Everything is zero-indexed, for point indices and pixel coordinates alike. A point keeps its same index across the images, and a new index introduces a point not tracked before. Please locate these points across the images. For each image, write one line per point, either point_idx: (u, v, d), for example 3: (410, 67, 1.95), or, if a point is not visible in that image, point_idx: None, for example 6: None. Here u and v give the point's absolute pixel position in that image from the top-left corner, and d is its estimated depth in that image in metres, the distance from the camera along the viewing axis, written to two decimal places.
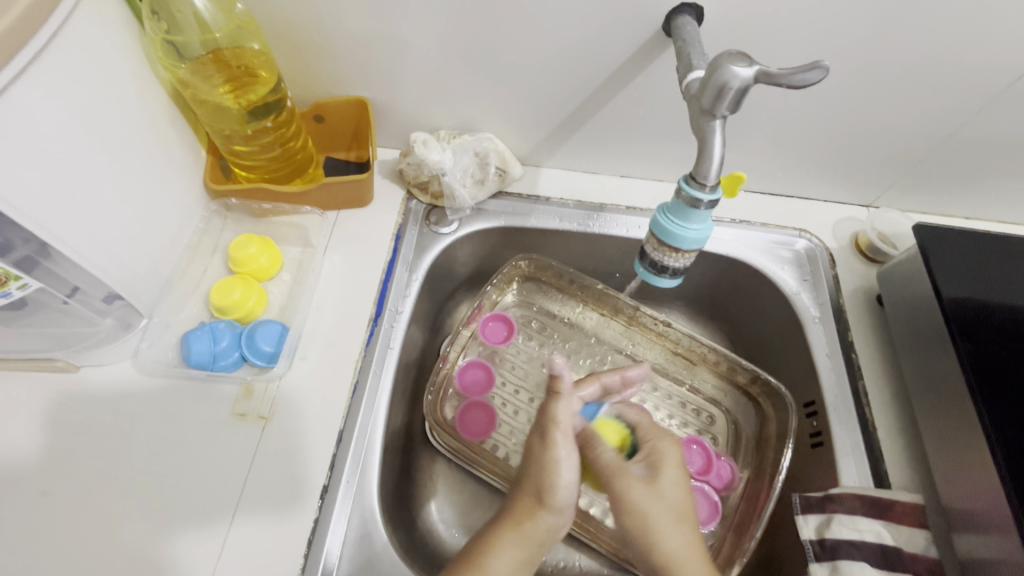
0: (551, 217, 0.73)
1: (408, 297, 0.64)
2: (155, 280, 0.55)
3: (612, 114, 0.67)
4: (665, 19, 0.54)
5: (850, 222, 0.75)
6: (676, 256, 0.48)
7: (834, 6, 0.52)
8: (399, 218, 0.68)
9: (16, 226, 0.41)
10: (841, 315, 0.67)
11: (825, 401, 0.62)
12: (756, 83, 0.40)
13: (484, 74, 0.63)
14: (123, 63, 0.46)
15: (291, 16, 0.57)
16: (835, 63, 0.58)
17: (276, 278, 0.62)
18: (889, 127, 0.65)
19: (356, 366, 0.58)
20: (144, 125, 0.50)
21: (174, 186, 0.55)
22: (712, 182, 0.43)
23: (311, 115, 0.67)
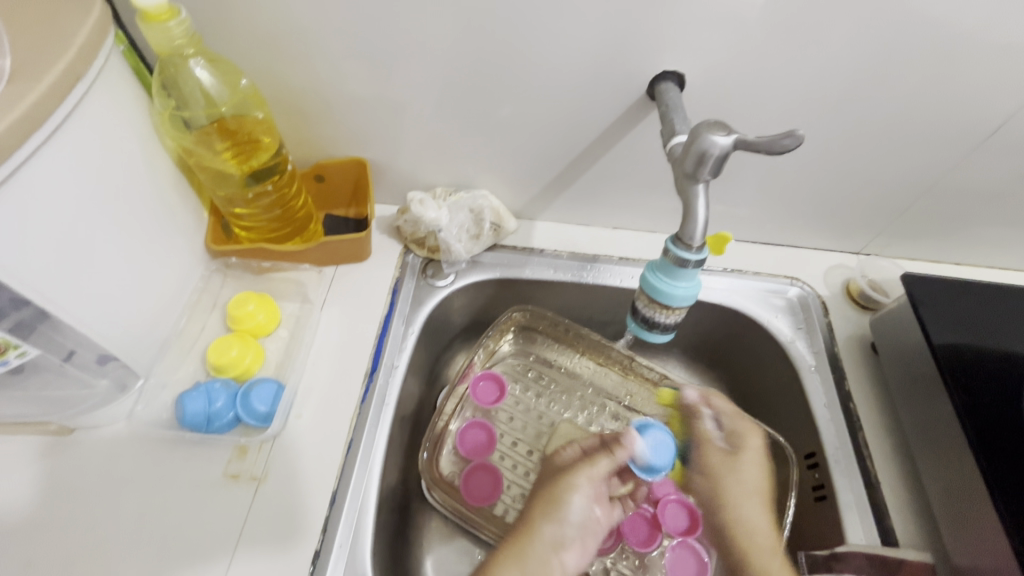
0: (545, 268, 0.74)
1: (404, 351, 0.64)
2: (152, 339, 0.55)
3: (603, 169, 0.69)
4: (649, 85, 0.58)
5: (841, 269, 0.76)
6: (666, 313, 0.48)
7: (806, 68, 0.56)
8: (396, 272, 0.69)
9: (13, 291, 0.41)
10: (837, 364, 0.67)
11: (825, 452, 0.61)
12: (735, 150, 0.41)
13: (479, 135, 0.66)
14: (131, 136, 0.48)
15: (295, 86, 0.60)
16: (812, 117, 0.61)
17: (273, 335, 0.63)
18: (870, 178, 0.67)
19: (352, 423, 0.58)
20: (149, 190, 0.51)
21: (177, 247, 0.57)
22: (698, 242, 0.44)
23: (312, 175, 0.70)
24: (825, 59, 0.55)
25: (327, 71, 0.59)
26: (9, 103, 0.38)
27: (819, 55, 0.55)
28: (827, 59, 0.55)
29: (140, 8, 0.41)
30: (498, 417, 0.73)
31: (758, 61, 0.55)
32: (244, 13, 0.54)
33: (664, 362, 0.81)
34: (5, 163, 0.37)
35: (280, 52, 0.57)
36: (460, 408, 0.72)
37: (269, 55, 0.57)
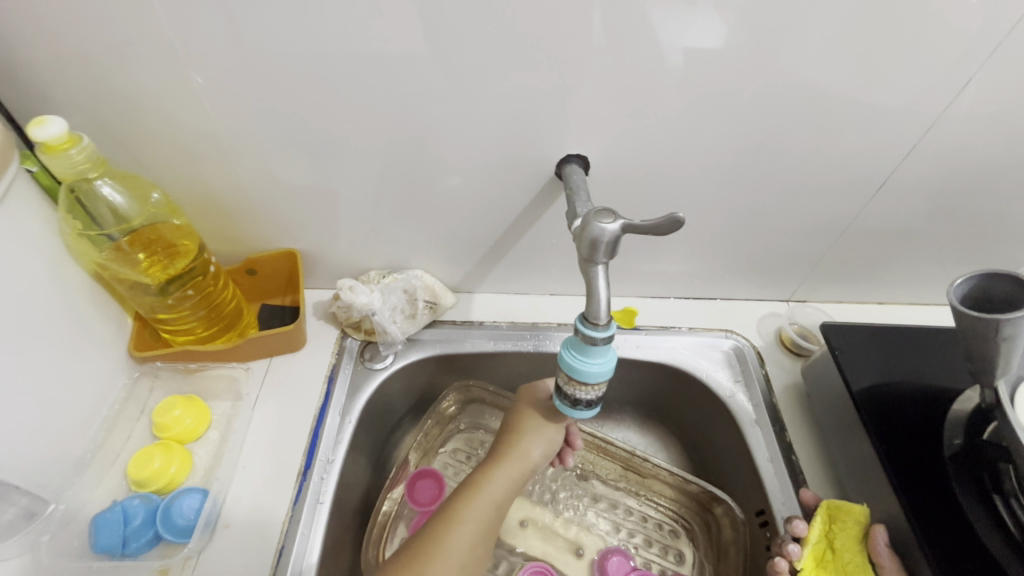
0: (485, 340, 0.74)
1: (341, 443, 0.63)
2: (65, 460, 0.53)
3: (531, 240, 0.71)
4: (556, 166, 0.62)
5: (773, 317, 0.79)
6: (586, 389, 0.48)
7: (698, 140, 0.60)
8: (333, 358, 0.69)
9: None
10: (776, 414, 0.68)
11: (773, 509, 0.61)
12: (624, 234, 0.43)
13: (407, 219, 0.68)
14: (37, 260, 0.48)
15: (218, 188, 0.62)
16: (715, 182, 0.65)
17: (202, 438, 0.61)
18: (783, 231, 0.71)
19: (283, 528, 0.55)
20: (58, 308, 0.51)
21: (91, 360, 0.56)
22: (604, 319, 0.45)
23: (243, 270, 0.70)
24: (717, 129, 0.59)
25: (247, 171, 0.61)
26: None
27: (710, 126, 0.59)
28: (718, 129, 0.59)
29: (40, 141, 0.43)
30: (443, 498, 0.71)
31: (655, 134, 0.59)
32: (159, 128, 0.56)
33: (616, 422, 0.81)
34: None
35: (199, 160, 0.59)
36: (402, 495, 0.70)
37: (187, 163, 0.59)
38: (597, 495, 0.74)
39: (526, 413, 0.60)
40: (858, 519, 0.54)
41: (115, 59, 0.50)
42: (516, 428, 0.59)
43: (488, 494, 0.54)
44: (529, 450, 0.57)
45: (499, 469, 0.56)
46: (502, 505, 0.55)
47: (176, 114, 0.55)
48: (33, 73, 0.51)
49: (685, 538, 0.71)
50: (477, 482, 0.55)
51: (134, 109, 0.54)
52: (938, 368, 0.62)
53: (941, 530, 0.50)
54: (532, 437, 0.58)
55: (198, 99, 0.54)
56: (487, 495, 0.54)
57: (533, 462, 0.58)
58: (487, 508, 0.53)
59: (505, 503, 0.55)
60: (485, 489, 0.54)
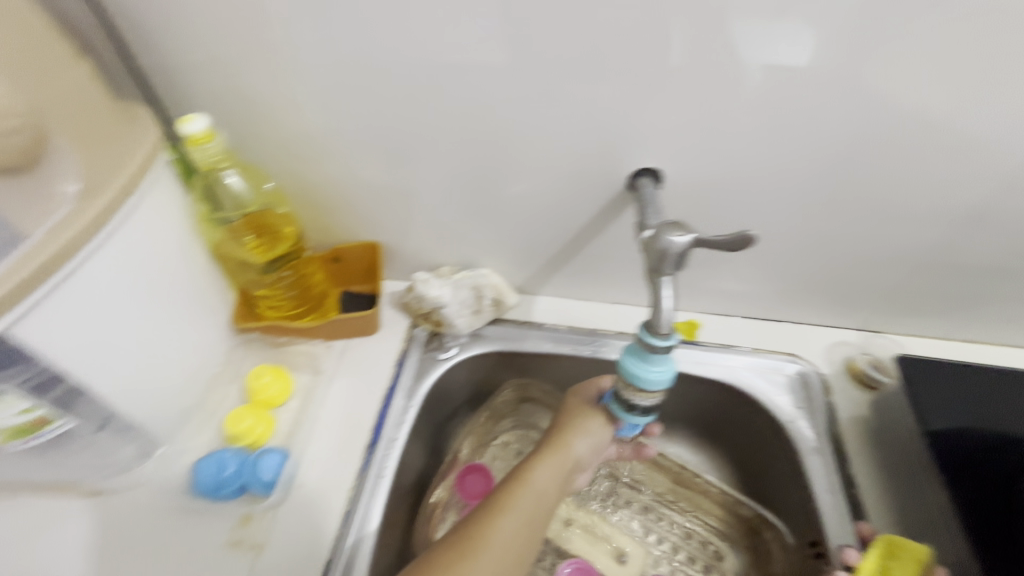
0: (544, 341, 0.77)
1: (404, 424, 0.67)
2: (175, 411, 0.61)
3: (596, 248, 0.73)
4: (630, 178, 0.63)
5: (843, 345, 0.76)
6: (643, 396, 0.50)
7: (776, 161, 0.60)
8: (402, 345, 0.74)
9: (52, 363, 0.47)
10: (839, 444, 0.65)
11: (828, 541, 0.59)
12: (695, 248, 0.45)
13: (480, 220, 0.72)
14: (171, 236, 0.56)
15: (317, 181, 0.69)
16: (789, 204, 0.64)
17: (285, 405, 0.68)
18: (862, 257, 0.68)
19: (349, 495, 0.60)
20: (181, 276, 0.58)
21: (203, 326, 0.63)
22: (666, 328, 0.47)
23: (330, 257, 0.77)
24: (795, 151, 0.59)
25: (342, 168, 0.67)
26: (73, 218, 0.45)
27: (788, 148, 0.59)
28: (796, 150, 0.59)
29: (185, 135, 0.50)
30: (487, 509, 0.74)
31: (730, 152, 0.60)
32: (272, 126, 0.63)
33: (667, 436, 0.81)
34: (59, 272, 0.44)
35: (303, 155, 0.66)
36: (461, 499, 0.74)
37: (295, 157, 0.66)
38: (644, 507, 0.74)
39: (573, 412, 0.63)
40: (916, 556, 0.52)
41: (245, 66, 0.58)
42: (563, 424, 0.62)
43: (534, 485, 0.57)
44: (574, 445, 0.60)
45: (545, 461, 0.59)
46: (548, 497, 0.57)
47: (289, 116, 0.62)
48: (178, 78, 0.59)
49: (729, 561, 0.70)
50: (523, 472, 0.58)
51: (254, 109, 0.61)
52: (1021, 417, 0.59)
53: None
54: (577, 432, 0.61)
55: (308, 102, 0.60)
56: (532, 485, 0.56)
57: (579, 457, 0.61)
58: (532, 497, 0.56)
59: (552, 495, 0.58)
60: (531, 479, 0.57)
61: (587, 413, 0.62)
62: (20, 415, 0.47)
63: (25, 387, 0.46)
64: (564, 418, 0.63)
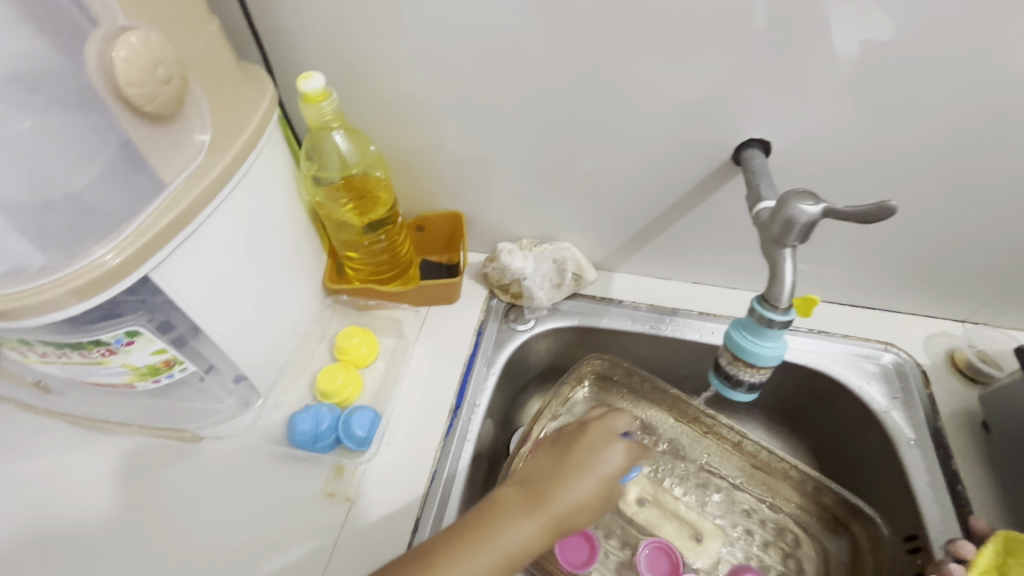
0: (623, 318, 0.76)
1: (485, 390, 0.68)
2: (275, 364, 0.64)
3: (684, 227, 0.71)
4: (733, 152, 0.61)
5: (943, 337, 0.72)
6: (752, 371, 0.49)
7: (897, 137, 0.56)
8: (482, 315, 0.75)
9: (179, 309, 0.49)
10: (941, 439, 0.62)
11: (929, 535, 0.57)
12: (824, 218, 0.43)
13: (567, 193, 0.71)
14: (280, 194, 0.58)
15: (408, 148, 0.70)
16: (903, 185, 0.60)
17: (371, 366, 0.69)
18: (977, 244, 0.64)
19: (435, 455, 0.62)
20: (286, 233, 0.60)
21: (301, 285, 0.65)
22: (785, 303, 0.45)
23: (413, 225, 0.78)
24: (923, 125, 0.55)
25: (435, 135, 0.67)
26: (205, 169, 0.46)
27: (915, 122, 0.55)
28: (924, 124, 0.55)
29: (304, 92, 0.51)
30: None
31: (850, 125, 0.56)
32: (372, 91, 0.64)
33: (743, 422, 0.79)
34: (193, 222, 0.46)
35: (399, 121, 0.66)
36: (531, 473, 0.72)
37: (390, 123, 0.67)
38: (717, 490, 0.73)
39: (563, 453, 0.52)
40: None
41: (351, 29, 0.58)
42: (551, 472, 0.50)
43: (501, 546, 0.44)
44: (561, 499, 0.48)
45: (522, 517, 0.46)
46: (519, 560, 0.45)
47: (390, 81, 0.62)
48: (286, 39, 0.60)
49: (808, 552, 0.67)
50: (488, 526, 0.45)
51: (357, 73, 0.62)
52: None
53: None
54: (568, 479, 0.49)
55: (410, 67, 0.61)
56: (497, 545, 0.44)
57: (565, 512, 0.48)
58: (493, 558, 0.44)
59: (518, 562, 0.45)
60: (497, 537, 0.45)
61: (585, 452, 0.52)
62: (152, 355, 0.49)
63: (153, 326, 0.48)
64: (556, 460, 0.51)
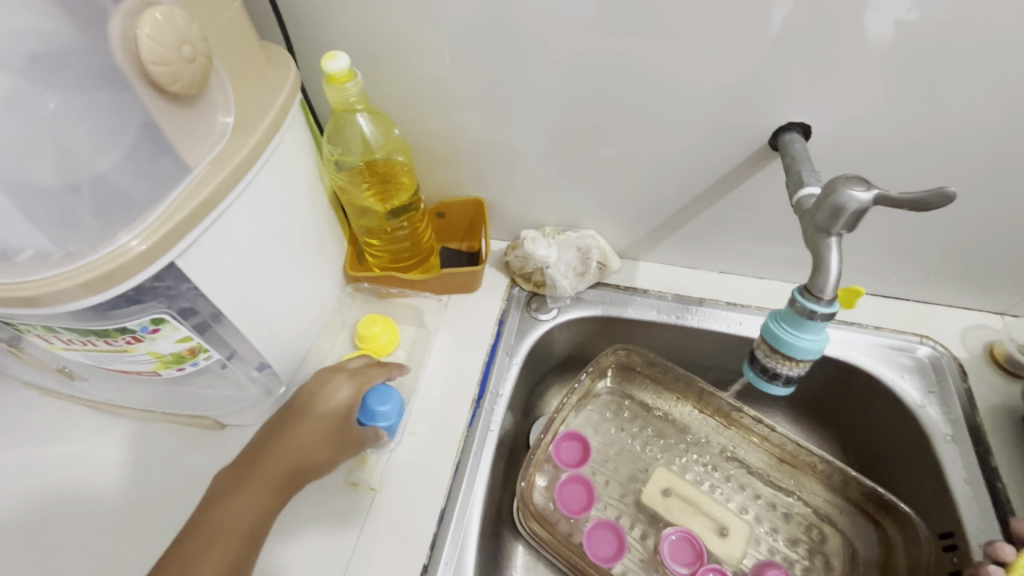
0: (648, 309, 0.74)
1: (508, 380, 0.67)
2: (296, 353, 0.63)
3: (714, 214, 0.69)
4: (770, 136, 0.58)
5: (981, 329, 0.69)
6: (790, 364, 0.47)
7: (947, 121, 0.53)
8: (503, 304, 0.73)
9: (201, 296, 0.48)
10: (979, 435, 0.60)
11: (966, 533, 0.55)
12: (875, 205, 0.41)
13: (594, 179, 0.69)
14: (302, 179, 0.56)
15: (431, 132, 0.68)
16: (950, 171, 0.57)
17: (393, 355, 0.68)
18: (1023, 234, 0.61)
19: (459, 446, 0.61)
20: (308, 220, 0.59)
21: (322, 273, 0.64)
22: (830, 295, 0.43)
23: (434, 212, 0.77)
24: (975, 108, 0.52)
25: (458, 119, 0.65)
26: (228, 153, 0.45)
27: (967, 105, 0.52)
28: (976, 107, 0.52)
29: (328, 73, 0.49)
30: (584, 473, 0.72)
31: (896, 108, 0.53)
32: (394, 73, 0.62)
33: (769, 414, 0.77)
34: (216, 209, 0.45)
35: (421, 105, 0.65)
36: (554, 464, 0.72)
37: (412, 106, 0.65)
38: (742, 483, 0.71)
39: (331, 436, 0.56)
40: None
41: (373, 7, 0.56)
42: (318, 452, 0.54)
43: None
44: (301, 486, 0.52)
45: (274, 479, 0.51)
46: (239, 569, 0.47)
47: (413, 63, 0.60)
48: (306, 18, 0.58)
49: (835, 546, 0.66)
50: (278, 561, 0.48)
51: (378, 54, 0.60)
52: None
53: None
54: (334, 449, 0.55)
55: (435, 47, 0.58)
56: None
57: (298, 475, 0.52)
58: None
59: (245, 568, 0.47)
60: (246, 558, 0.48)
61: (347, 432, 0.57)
62: (176, 343, 0.48)
63: (176, 312, 0.47)
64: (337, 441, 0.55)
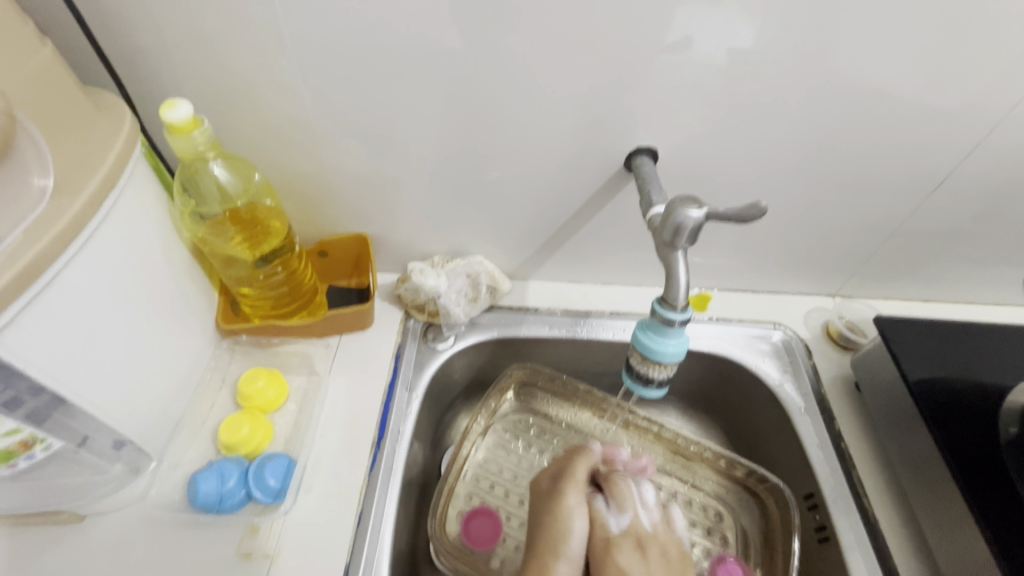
0: (541, 326, 0.77)
1: (410, 417, 0.66)
2: (166, 423, 0.57)
3: (589, 230, 0.74)
4: (625, 159, 0.64)
5: (819, 311, 0.81)
6: (660, 368, 0.51)
7: (763, 140, 0.62)
8: (398, 338, 0.72)
9: (27, 377, 0.42)
10: (824, 404, 0.70)
11: (823, 493, 0.63)
12: (707, 221, 0.46)
13: (474, 206, 0.71)
14: (153, 234, 0.52)
15: (301, 172, 0.66)
16: (772, 181, 0.67)
17: (282, 409, 0.64)
18: (835, 228, 0.73)
19: (361, 493, 0.59)
20: (166, 276, 0.54)
21: (189, 329, 0.59)
22: (682, 302, 0.48)
23: (315, 252, 0.74)
24: (784, 129, 0.61)
25: (328, 158, 0.64)
26: (50, 218, 0.41)
27: (778, 125, 0.61)
28: (783, 127, 0.61)
29: (169, 123, 0.46)
30: (491, 500, 0.73)
31: (726, 128, 0.61)
32: (253, 115, 0.59)
33: (661, 409, 0.83)
34: (38, 280, 0.40)
35: (288, 145, 0.63)
36: (468, 494, 0.73)
37: (277, 147, 0.63)
38: None
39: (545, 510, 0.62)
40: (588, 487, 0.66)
41: (222, 47, 0.53)
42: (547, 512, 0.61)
43: None
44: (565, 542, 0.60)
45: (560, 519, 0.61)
46: None
47: (272, 105, 0.59)
48: (148, 60, 0.54)
49: (729, 521, 0.72)
50: None
51: (232, 96, 0.57)
52: (994, 362, 0.64)
53: (994, 509, 0.53)
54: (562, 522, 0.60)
55: (293, 88, 0.57)
56: None
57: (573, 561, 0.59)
58: None
59: None
60: None
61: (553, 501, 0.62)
62: (4, 438, 0.42)
63: None
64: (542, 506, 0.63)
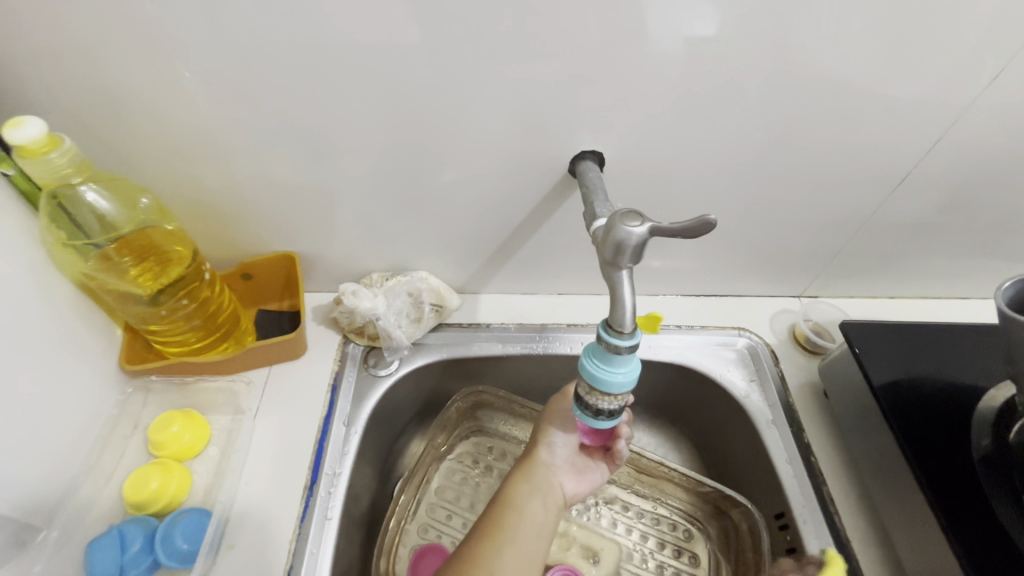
0: (494, 343, 0.72)
1: (348, 455, 0.60)
2: (58, 483, 0.50)
3: (539, 239, 0.69)
4: (569, 163, 0.59)
5: (785, 314, 0.77)
6: (609, 399, 0.46)
7: (718, 138, 0.58)
8: (335, 366, 0.66)
9: None
10: (793, 413, 0.66)
11: (793, 512, 0.60)
12: (652, 237, 0.41)
13: (411, 220, 0.65)
14: (19, 272, 0.45)
15: (210, 190, 0.59)
16: (729, 180, 0.62)
17: (202, 454, 0.58)
18: (798, 227, 0.69)
19: (291, 546, 0.53)
20: (42, 319, 0.48)
21: (79, 376, 0.52)
22: (629, 327, 0.43)
23: (239, 275, 0.67)
24: (739, 126, 0.57)
25: (240, 173, 0.58)
26: None
27: (732, 122, 0.56)
28: (738, 124, 0.56)
29: (17, 144, 0.41)
30: (446, 535, 0.67)
31: (677, 126, 0.56)
32: (144, 128, 0.52)
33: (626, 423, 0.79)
34: None
35: (190, 160, 0.56)
36: (422, 529, 0.68)
37: (178, 163, 0.56)
38: (609, 498, 0.72)
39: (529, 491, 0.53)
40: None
41: (95, 50, 0.46)
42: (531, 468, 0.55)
43: None
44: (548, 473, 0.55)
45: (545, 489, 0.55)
46: None
47: (164, 116, 0.52)
48: (9, 68, 0.46)
49: (699, 540, 0.69)
50: None
51: (116, 107, 0.50)
52: (963, 365, 0.61)
53: (966, 525, 0.50)
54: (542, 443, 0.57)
55: (187, 95, 0.50)
56: None
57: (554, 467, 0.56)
58: None
59: None
60: None
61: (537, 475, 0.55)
62: None
63: None
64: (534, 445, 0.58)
